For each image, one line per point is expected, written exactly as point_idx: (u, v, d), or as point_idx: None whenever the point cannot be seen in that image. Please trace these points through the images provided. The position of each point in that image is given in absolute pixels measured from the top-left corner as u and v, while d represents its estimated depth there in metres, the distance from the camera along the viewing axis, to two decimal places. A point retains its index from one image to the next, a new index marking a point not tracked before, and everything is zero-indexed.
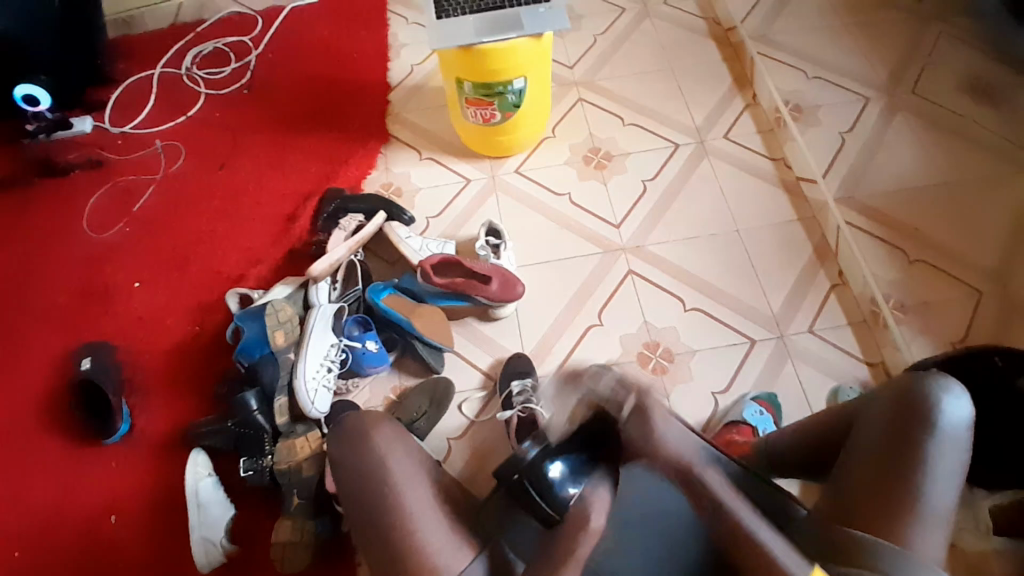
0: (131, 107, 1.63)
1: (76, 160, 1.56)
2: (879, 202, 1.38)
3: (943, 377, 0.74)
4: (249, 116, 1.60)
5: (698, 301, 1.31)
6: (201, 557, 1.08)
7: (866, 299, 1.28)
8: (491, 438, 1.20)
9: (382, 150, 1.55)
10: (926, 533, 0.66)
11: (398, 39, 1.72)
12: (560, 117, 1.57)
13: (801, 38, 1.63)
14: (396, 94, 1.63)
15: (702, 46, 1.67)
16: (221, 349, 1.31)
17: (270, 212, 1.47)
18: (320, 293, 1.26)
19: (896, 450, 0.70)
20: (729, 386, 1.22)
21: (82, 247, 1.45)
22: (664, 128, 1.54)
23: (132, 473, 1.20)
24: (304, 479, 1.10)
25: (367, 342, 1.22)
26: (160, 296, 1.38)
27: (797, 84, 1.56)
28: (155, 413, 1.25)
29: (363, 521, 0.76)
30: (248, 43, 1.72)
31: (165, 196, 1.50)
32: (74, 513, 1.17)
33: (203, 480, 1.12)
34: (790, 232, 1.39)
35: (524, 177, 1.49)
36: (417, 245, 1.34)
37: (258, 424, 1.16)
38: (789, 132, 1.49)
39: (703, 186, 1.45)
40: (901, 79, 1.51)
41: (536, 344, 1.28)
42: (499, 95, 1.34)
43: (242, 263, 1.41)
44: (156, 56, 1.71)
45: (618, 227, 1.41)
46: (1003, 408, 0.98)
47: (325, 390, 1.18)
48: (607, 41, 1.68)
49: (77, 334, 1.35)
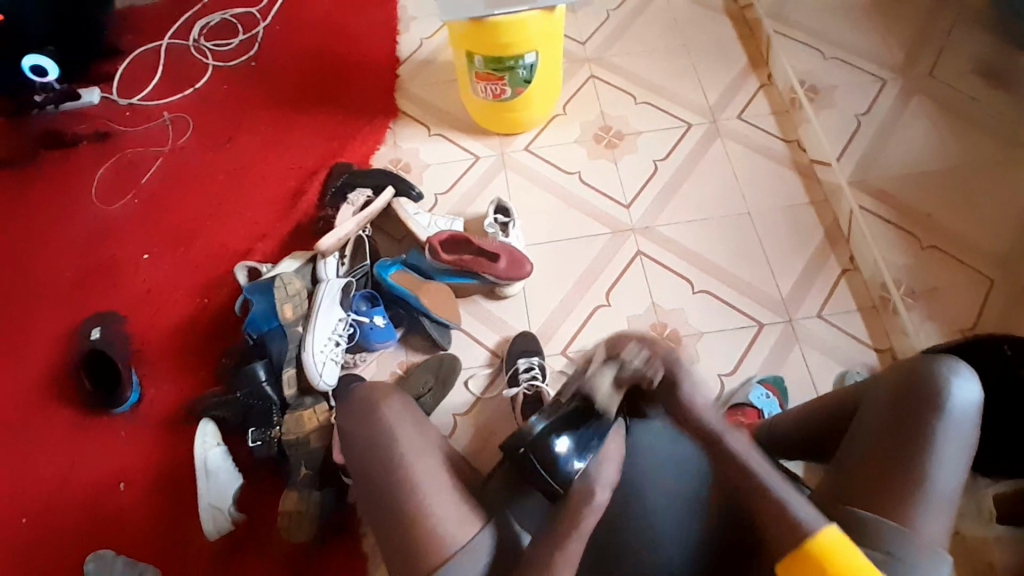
0: (138, 79, 1.63)
1: (84, 132, 1.56)
2: (891, 186, 1.36)
3: (950, 360, 0.74)
4: (257, 89, 1.60)
5: (705, 283, 1.31)
6: (209, 524, 1.10)
7: (876, 285, 1.27)
8: (496, 415, 1.21)
9: (390, 125, 1.54)
10: (932, 514, 0.66)
11: (407, 12, 1.70)
12: (571, 94, 1.55)
13: (818, 17, 1.59)
14: (406, 68, 1.62)
15: (717, 24, 1.64)
16: (229, 322, 1.32)
17: (277, 186, 1.47)
18: (328, 268, 1.27)
19: (902, 432, 0.70)
20: (735, 368, 1.23)
21: (91, 220, 1.45)
22: (676, 108, 1.52)
23: (141, 442, 1.22)
24: (311, 450, 1.12)
25: (375, 317, 1.23)
26: (169, 269, 1.39)
27: (813, 65, 1.53)
28: (163, 384, 1.27)
29: (369, 492, 0.77)
30: (256, 15, 1.70)
31: (173, 169, 1.50)
32: (85, 480, 1.20)
33: (211, 450, 1.14)
34: (800, 216, 1.38)
35: (534, 155, 1.48)
36: (425, 222, 1.34)
37: (267, 395, 1.17)
38: (803, 114, 1.47)
39: (714, 168, 1.44)
40: (920, 60, 1.48)
41: (542, 323, 1.28)
42: (509, 69, 1.32)
43: (249, 237, 1.41)
44: (164, 27, 1.70)
45: (627, 207, 1.40)
46: (1006, 397, 0.96)
47: (333, 363, 1.19)
48: (620, 17, 1.65)
49: (88, 306, 1.36)
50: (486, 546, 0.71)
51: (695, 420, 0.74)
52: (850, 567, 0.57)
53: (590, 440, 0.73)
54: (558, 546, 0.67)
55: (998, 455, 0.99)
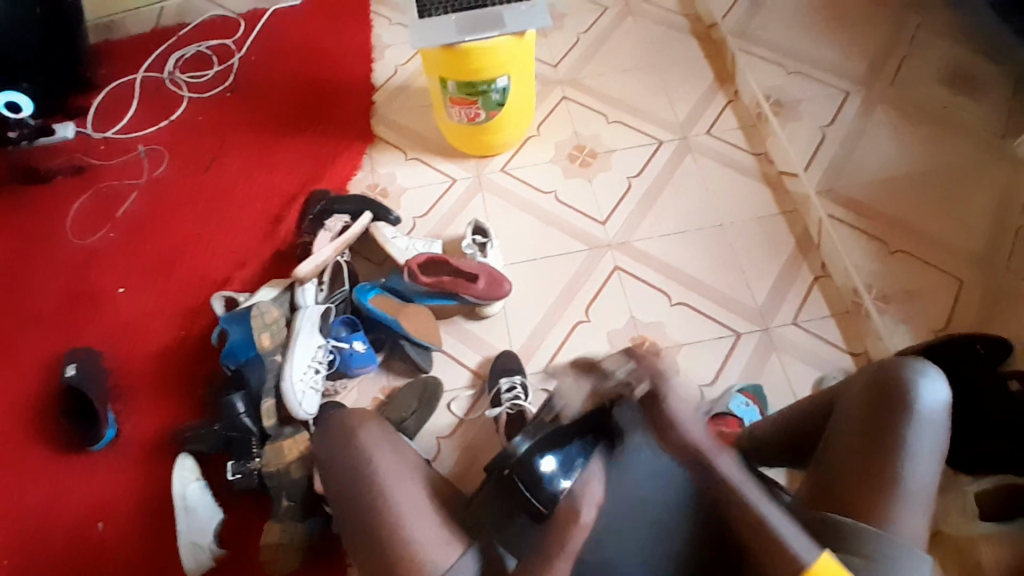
0: (113, 112, 1.63)
1: (58, 166, 1.55)
2: (860, 193, 1.39)
3: (920, 361, 0.75)
4: (233, 120, 1.60)
5: (684, 295, 1.32)
6: (190, 560, 1.08)
7: (848, 290, 1.30)
8: (481, 436, 1.20)
9: (367, 151, 1.55)
10: (908, 515, 0.66)
11: (381, 40, 1.72)
12: (545, 115, 1.57)
13: (781, 35, 1.64)
14: (381, 94, 1.63)
15: (685, 44, 1.68)
16: (208, 352, 1.31)
17: (254, 214, 1.46)
18: (306, 294, 1.26)
19: (872, 431, 0.71)
20: (716, 379, 1.23)
21: (66, 254, 1.44)
22: (648, 125, 1.55)
23: (118, 479, 1.19)
24: (293, 480, 1.09)
25: (355, 342, 1.22)
26: (145, 301, 1.37)
27: (779, 80, 1.57)
28: (141, 417, 1.25)
29: (350, 517, 0.76)
30: (231, 47, 1.71)
31: (149, 201, 1.50)
32: (60, 521, 1.16)
33: (190, 484, 1.12)
34: (773, 225, 1.40)
35: (510, 175, 1.49)
36: (403, 245, 1.34)
37: (245, 426, 1.15)
38: (770, 127, 1.51)
39: (687, 181, 1.46)
40: (880, 73, 1.52)
41: (524, 341, 1.29)
42: (482, 93, 1.35)
43: (226, 267, 1.40)
44: (138, 60, 1.70)
45: (603, 224, 1.41)
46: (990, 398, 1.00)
47: (313, 391, 1.18)
48: (590, 40, 1.69)
49: (63, 341, 1.34)
50: (470, 567, 0.70)
51: (685, 436, 0.61)
52: None
53: (575, 458, 0.74)
54: (546, 565, 0.65)
55: (981, 453, 0.99)
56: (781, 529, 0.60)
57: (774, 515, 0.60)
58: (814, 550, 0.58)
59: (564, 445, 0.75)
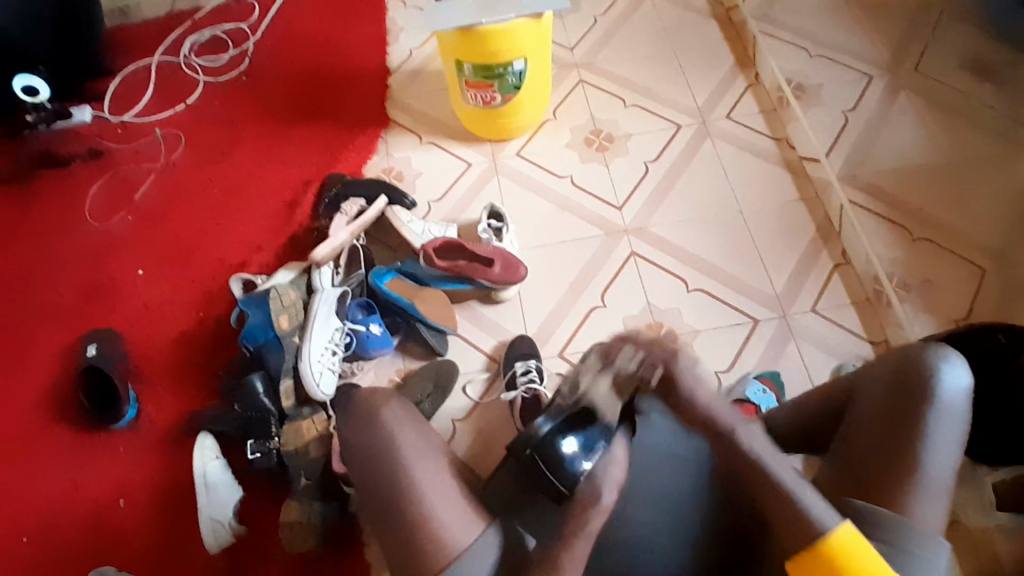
0: (130, 97, 1.63)
1: (77, 150, 1.56)
2: (882, 181, 1.37)
3: (942, 349, 0.75)
4: (249, 104, 1.60)
5: (701, 282, 1.31)
6: (210, 537, 1.10)
7: (868, 279, 1.28)
8: (495, 420, 1.20)
9: (382, 135, 1.54)
10: (927, 504, 0.66)
11: (396, 24, 1.71)
12: (561, 99, 1.56)
13: (802, 18, 1.61)
14: (396, 78, 1.63)
15: (704, 27, 1.65)
16: (226, 335, 1.32)
17: (272, 198, 1.47)
18: (323, 277, 1.27)
19: (893, 417, 0.71)
20: (732, 366, 1.23)
21: (87, 237, 1.46)
22: (666, 110, 1.53)
23: (140, 458, 1.22)
24: (310, 460, 1.12)
25: (371, 325, 1.23)
26: (164, 284, 1.39)
27: (799, 63, 1.54)
28: (161, 398, 1.27)
29: (368, 497, 0.78)
30: (247, 30, 1.71)
31: (167, 185, 1.51)
32: (84, 499, 1.19)
33: (210, 463, 1.14)
34: (791, 212, 1.39)
35: (526, 160, 1.48)
36: (419, 229, 1.35)
37: (264, 406, 1.17)
38: (792, 112, 1.48)
39: (704, 167, 1.45)
40: (903, 56, 1.50)
41: (539, 326, 1.29)
42: (499, 76, 1.34)
43: (244, 250, 1.41)
44: (153, 44, 1.70)
45: (619, 209, 1.41)
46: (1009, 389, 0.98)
47: (330, 372, 1.18)
48: (608, 22, 1.67)
49: (84, 323, 1.36)
50: (491, 548, 0.71)
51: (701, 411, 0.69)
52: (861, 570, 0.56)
53: (594, 442, 0.76)
54: (565, 546, 0.66)
55: (991, 438, 1.01)
56: (807, 502, 0.62)
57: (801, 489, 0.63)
58: (836, 517, 0.60)
59: (585, 428, 0.77)
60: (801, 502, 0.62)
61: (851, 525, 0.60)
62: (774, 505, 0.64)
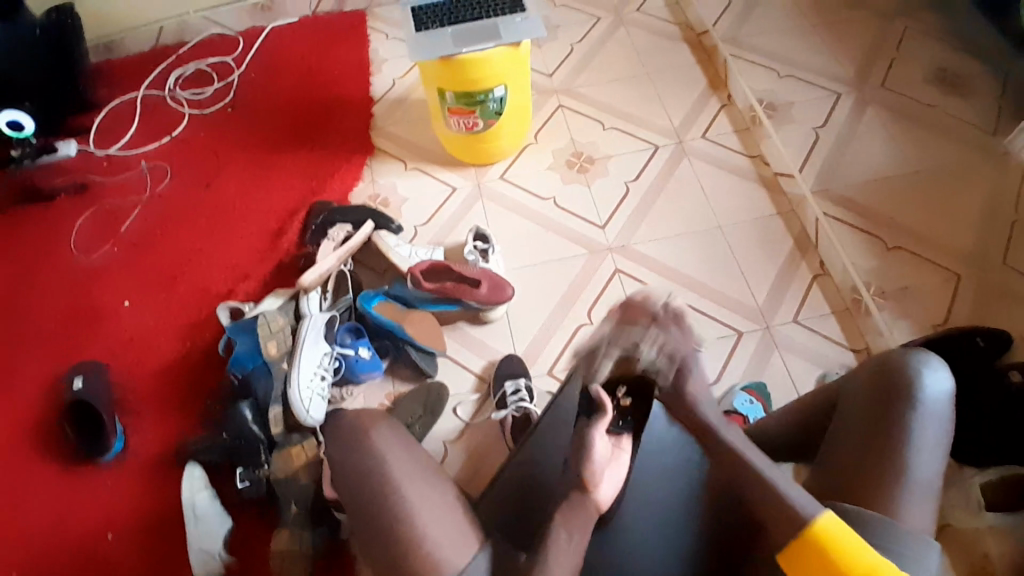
0: (116, 130, 1.65)
1: (62, 184, 1.56)
2: (854, 193, 1.41)
3: (922, 353, 0.77)
4: (234, 135, 1.62)
5: (685, 296, 1.34)
6: (201, 569, 1.09)
7: (847, 288, 1.32)
8: (487, 442, 1.21)
9: (367, 162, 1.57)
10: (914, 505, 0.68)
11: (378, 54, 1.75)
12: (541, 123, 1.60)
13: (771, 40, 1.67)
14: (379, 107, 1.66)
15: (677, 51, 1.71)
16: (214, 364, 1.32)
17: (258, 227, 1.48)
18: (311, 302, 1.27)
19: (878, 422, 0.73)
20: (719, 377, 1.25)
21: (72, 270, 1.45)
22: (644, 131, 1.57)
23: (127, 491, 1.20)
24: (300, 488, 1.10)
25: (360, 349, 1.24)
26: (150, 315, 1.39)
27: (770, 84, 1.60)
28: (148, 429, 1.25)
29: (363, 517, 0.77)
30: (231, 63, 1.73)
31: (153, 216, 1.51)
32: (70, 535, 1.17)
33: (199, 494, 1.13)
34: (769, 226, 1.42)
35: (509, 183, 1.51)
36: (405, 253, 1.36)
37: (253, 433, 1.16)
38: (764, 130, 1.53)
39: (683, 184, 1.48)
40: (869, 75, 1.56)
41: (527, 345, 1.30)
42: (480, 103, 1.37)
43: (230, 279, 1.42)
44: (139, 79, 1.72)
45: (602, 228, 1.43)
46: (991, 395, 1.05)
47: (320, 398, 1.18)
48: (584, 49, 1.72)
49: (69, 356, 1.35)
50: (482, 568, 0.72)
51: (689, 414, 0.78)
52: (855, 551, 0.59)
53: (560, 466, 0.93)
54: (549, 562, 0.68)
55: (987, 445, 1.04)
56: (794, 495, 0.66)
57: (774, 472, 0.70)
58: (819, 507, 0.64)
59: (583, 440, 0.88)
60: (784, 493, 0.66)
61: (830, 513, 0.63)
62: (772, 505, 0.67)
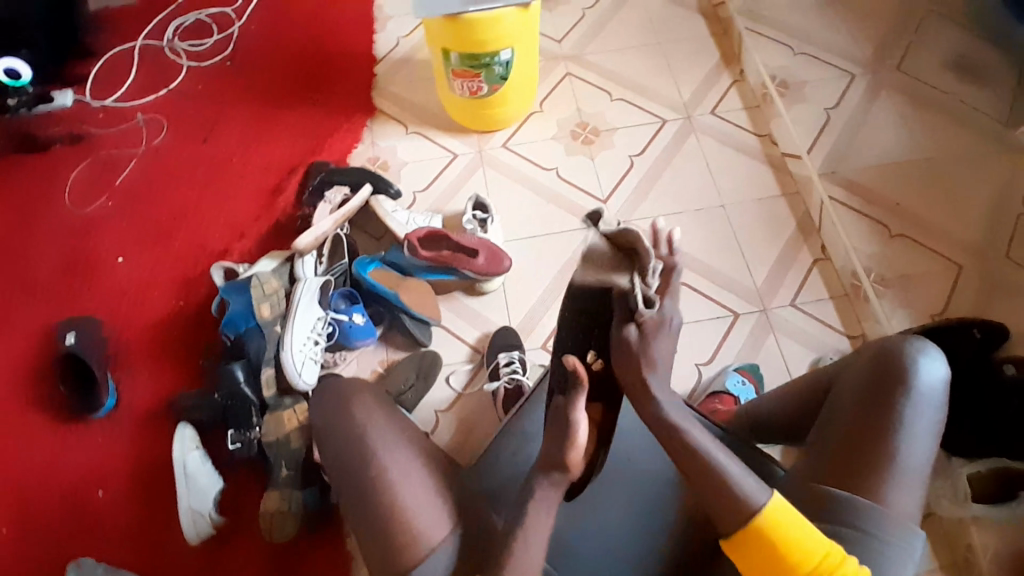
0: (112, 80, 1.60)
1: (57, 134, 1.53)
2: (861, 177, 1.39)
3: (919, 341, 0.76)
4: (232, 90, 1.58)
5: (684, 276, 1.32)
6: (190, 527, 1.09)
7: (847, 273, 1.30)
8: (478, 411, 1.21)
9: (368, 124, 1.53)
10: (902, 491, 0.68)
11: (383, 11, 1.70)
12: (548, 91, 1.56)
13: (787, 14, 1.62)
14: (382, 67, 1.61)
15: (690, 22, 1.65)
16: (208, 324, 1.31)
17: (256, 186, 1.46)
18: (306, 266, 1.25)
19: (873, 410, 0.72)
20: (713, 358, 1.25)
21: (66, 223, 1.43)
22: (652, 104, 1.53)
23: (118, 448, 1.20)
24: (291, 450, 1.11)
25: (354, 315, 1.23)
26: (143, 272, 1.37)
27: (784, 60, 1.55)
28: (142, 386, 1.25)
29: (352, 483, 0.77)
30: (231, 15, 1.68)
31: (148, 171, 1.48)
32: (61, 489, 1.17)
33: (190, 453, 1.13)
34: (774, 208, 1.40)
35: (512, 151, 1.48)
36: (403, 219, 1.34)
37: (245, 396, 1.16)
38: (775, 108, 1.49)
39: (689, 161, 1.45)
40: (887, 54, 1.52)
41: (522, 318, 1.29)
42: (486, 66, 1.33)
43: (226, 238, 1.40)
44: (136, 28, 1.67)
45: (604, 202, 1.41)
46: (991, 397, 1.03)
47: (312, 362, 1.18)
48: (595, 15, 1.66)
49: (62, 310, 1.34)
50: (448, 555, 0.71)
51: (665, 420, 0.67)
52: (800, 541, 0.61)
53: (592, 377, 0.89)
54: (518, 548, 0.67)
55: (982, 435, 1.03)
56: (740, 480, 0.65)
57: (723, 461, 0.66)
58: (766, 493, 0.64)
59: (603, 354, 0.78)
60: (731, 480, 0.65)
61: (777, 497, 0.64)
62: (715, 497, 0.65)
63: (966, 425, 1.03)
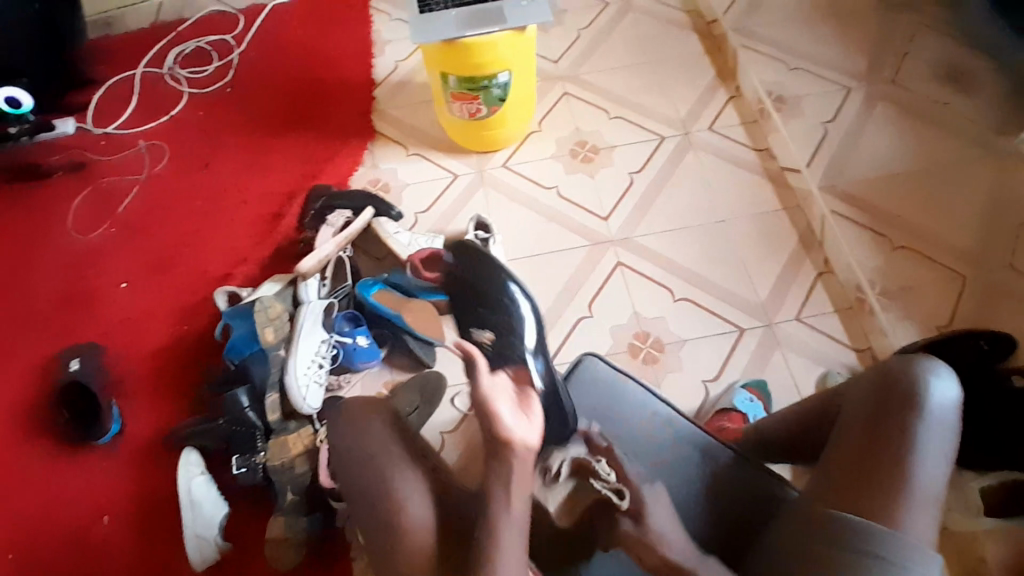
0: (113, 108, 1.62)
1: (59, 163, 1.54)
2: (861, 190, 1.39)
3: (930, 361, 0.76)
4: (233, 115, 1.60)
5: (686, 291, 1.32)
6: (195, 554, 1.08)
7: (851, 286, 1.30)
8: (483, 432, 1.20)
9: (368, 146, 1.54)
10: (918, 514, 0.67)
11: (381, 36, 1.72)
12: (545, 111, 1.57)
13: (780, 30, 1.64)
14: (381, 90, 1.63)
15: (684, 40, 1.67)
16: (211, 349, 1.31)
17: (257, 210, 1.46)
18: (309, 290, 1.25)
19: (887, 430, 0.71)
20: (719, 374, 1.24)
21: (68, 250, 1.44)
22: (649, 122, 1.55)
23: (122, 476, 1.19)
24: (297, 476, 1.10)
25: (358, 337, 1.22)
26: (146, 298, 1.37)
27: (779, 75, 1.57)
28: (146, 412, 1.25)
29: (360, 508, 0.76)
30: (231, 42, 1.70)
31: (150, 197, 1.49)
32: (65, 518, 1.16)
33: (195, 479, 1.12)
34: (773, 222, 1.41)
35: (511, 171, 1.49)
36: (406, 241, 1.34)
37: (250, 421, 1.15)
38: (772, 123, 1.51)
39: (687, 177, 1.46)
40: (880, 68, 1.53)
41: None
42: (484, 89, 1.35)
43: (228, 263, 1.40)
44: (137, 56, 1.69)
45: (605, 219, 1.42)
46: (997, 405, 1.02)
47: (317, 386, 1.17)
48: (590, 35, 1.69)
49: (65, 338, 1.34)
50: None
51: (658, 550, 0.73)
52: None
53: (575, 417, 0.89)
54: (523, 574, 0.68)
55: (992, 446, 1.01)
56: None
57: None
58: None
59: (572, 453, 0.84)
60: None
61: None
62: None
63: (971, 437, 1.03)
